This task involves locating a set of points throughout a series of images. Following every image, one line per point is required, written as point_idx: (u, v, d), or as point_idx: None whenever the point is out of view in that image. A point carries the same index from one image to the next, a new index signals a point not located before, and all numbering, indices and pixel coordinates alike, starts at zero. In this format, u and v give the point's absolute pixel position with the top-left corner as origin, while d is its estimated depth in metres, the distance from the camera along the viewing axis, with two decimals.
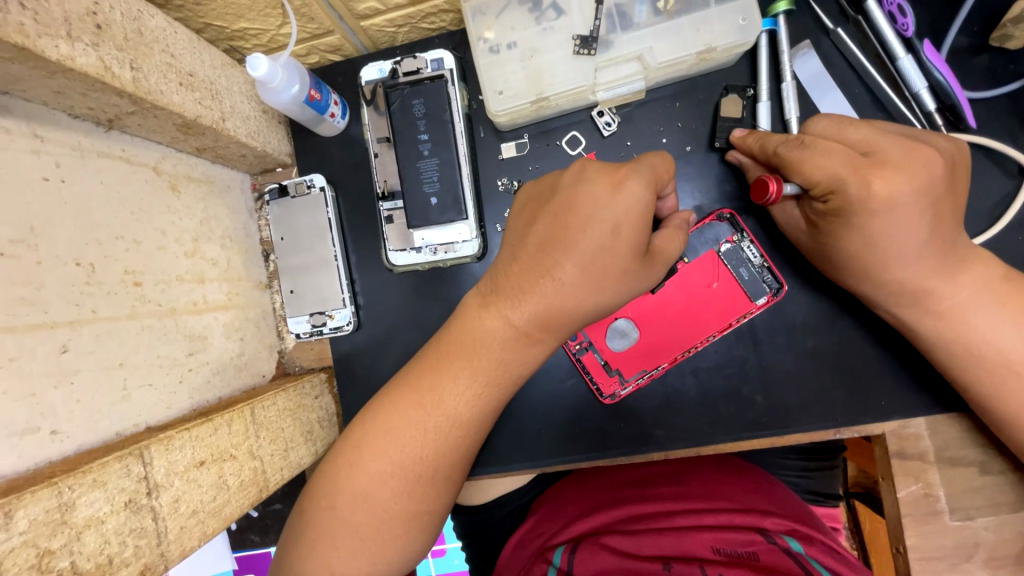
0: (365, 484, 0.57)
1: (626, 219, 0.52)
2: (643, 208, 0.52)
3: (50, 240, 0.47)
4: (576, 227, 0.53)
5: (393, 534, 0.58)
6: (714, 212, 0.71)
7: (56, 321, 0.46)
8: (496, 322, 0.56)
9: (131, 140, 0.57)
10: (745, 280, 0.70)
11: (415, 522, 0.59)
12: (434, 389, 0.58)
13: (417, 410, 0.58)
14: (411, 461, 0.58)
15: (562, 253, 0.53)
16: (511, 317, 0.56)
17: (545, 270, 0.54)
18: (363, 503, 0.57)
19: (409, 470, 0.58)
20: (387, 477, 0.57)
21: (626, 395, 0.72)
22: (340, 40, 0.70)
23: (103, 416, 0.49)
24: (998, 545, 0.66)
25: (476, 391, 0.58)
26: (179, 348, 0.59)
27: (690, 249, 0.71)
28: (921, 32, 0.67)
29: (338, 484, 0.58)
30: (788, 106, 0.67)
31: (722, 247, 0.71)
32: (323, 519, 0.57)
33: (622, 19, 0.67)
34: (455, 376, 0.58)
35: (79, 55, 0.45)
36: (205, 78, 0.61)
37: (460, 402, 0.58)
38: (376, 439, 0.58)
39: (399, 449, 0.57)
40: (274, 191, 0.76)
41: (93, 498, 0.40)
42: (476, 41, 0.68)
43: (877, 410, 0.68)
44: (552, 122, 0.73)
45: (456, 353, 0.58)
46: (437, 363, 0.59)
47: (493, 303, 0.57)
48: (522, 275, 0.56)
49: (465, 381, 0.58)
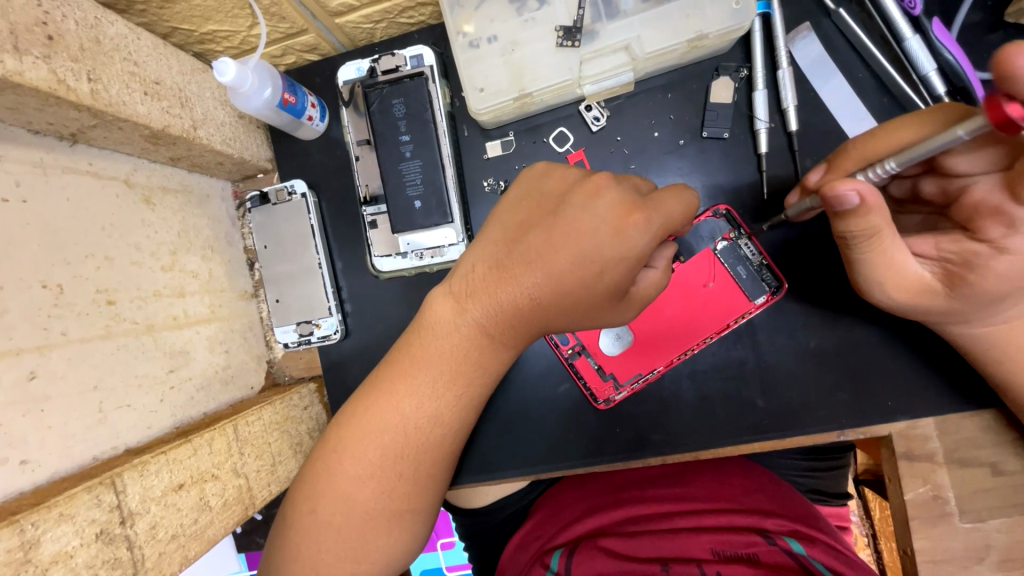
0: (343, 485, 0.56)
1: (615, 224, 0.50)
2: (635, 215, 0.49)
3: (14, 264, 0.45)
4: (564, 232, 0.51)
5: (374, 536, 0.56)
6: (710, 209, 0.68)
7: (22, 347, 0.45)
8: (484, 325, 0.54)
9: (98, 154, 0.56)
10: (743, 279, 0.67)
11: (398, 523, 0.57)
12: (412, 388, 0.56)
13: (399, 411, 0.56)
14: (391, 461, 0.56)
15: (540, 260, 0.51)
16: (496, 321, 0.54)
17: (532, 274, 0.51)
18: (345, 504, 0.56)
19: (391, 471, 0.56)
20: (366, 478, 0.56)
21: (620, 401, 0.70)
22: (314, 39, 0.67)
23: (78, 442, 0.48)
24: (1012, 547, 0.64)
25: (458, 388, 0.57)
26: (158, 366, 0.57)
27: (685, 248, 0.69)
28: (931, 9, 0.63)
29: (320, 487, 0.56)
30: (786, 94, 0.63)
31: (719, 245, 0.68)
32: (305, 523, 0.56)
33: (607, 7, 0.63)
34: (435, 376, 0.56)
35: (27, 69, 0.43)
36: (172, 86, 0.58)
37: (443, 401, 0.56)
38: (358, 439, 0.56)
39: (381, 449, 0.56)
40: (255, 199, 0.74)
41: (59, 533, 0.40)
42: (455, 35, 0.64)
43: (884, 411, 0.65)
44: (538, 118, 0.70)
45: (433, 354, 0.56)
46: (416, 361, 0.56)
47: (470, 300, 0.54)
48: (500, 275, 0.53)
49: (447, 380, 0.56)
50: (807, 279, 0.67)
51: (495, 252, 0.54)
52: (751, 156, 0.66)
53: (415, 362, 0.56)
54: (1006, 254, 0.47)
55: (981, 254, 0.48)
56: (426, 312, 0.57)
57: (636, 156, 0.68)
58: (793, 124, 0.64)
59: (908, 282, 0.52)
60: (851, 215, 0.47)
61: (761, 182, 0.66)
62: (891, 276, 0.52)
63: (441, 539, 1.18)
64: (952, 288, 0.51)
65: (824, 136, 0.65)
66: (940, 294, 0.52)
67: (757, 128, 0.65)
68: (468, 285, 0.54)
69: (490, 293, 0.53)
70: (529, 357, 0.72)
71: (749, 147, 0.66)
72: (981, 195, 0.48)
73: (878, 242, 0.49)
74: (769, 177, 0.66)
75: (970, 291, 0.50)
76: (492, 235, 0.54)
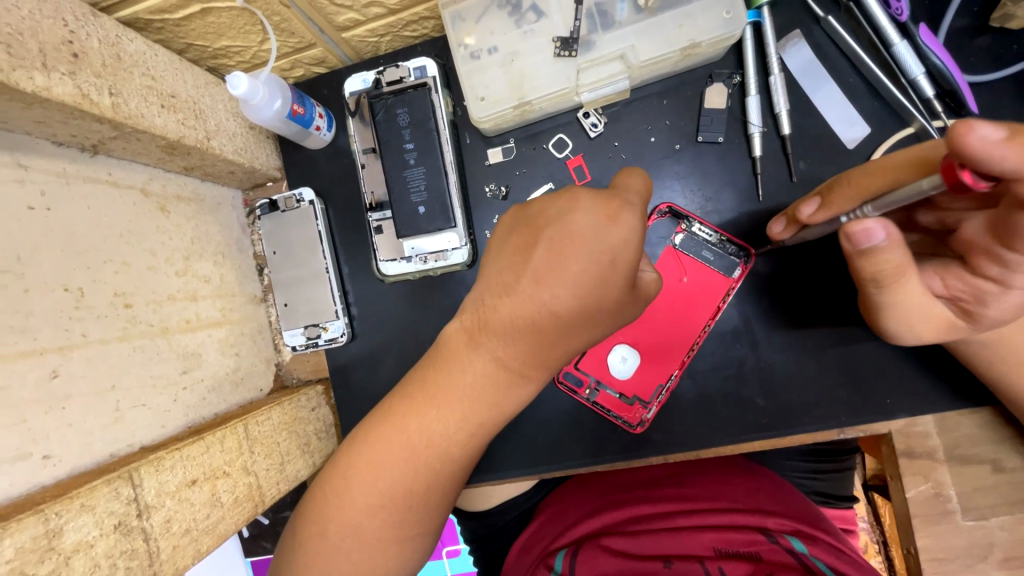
0: (352, 515, 0.57)
1: (607, 216, 0.50)
2: (618, 203, 0.51)
3: (37, 269, 0.48)
4: (570, 255, 0.51)
5: (380, 555, 0.58)
6: (653, 212, 0.70)
7: (45, 347, 0.47)
8: (491, 351, 0.55)
9: (117, 164, 0.58)
10: (712, 261, 0.69)
11: (402, 542, 0.59)
12: (418, 426, 0.57)
13: (407, 442, 0.57)
14: (400, 489, 0.57)
15: (545, 288, 0.51)
16: (500, 345, 0.55)
17: (536, 303, 0.52)
18: (353, 528, 0.57)
19: (397, 497, 0.57)
20: (374, 505, 0.57)
21: (653, 418, 0.70)
22: (322, 53, 0.70)
23: (96, 439, 0.49)
24: (1015, 545, 0.64)
25: (461, 415, 0.57)
26: (172, 367, 0.59)
27: (650, 253, 0.71)
28: (918, 14, 0.65)
29: (330, 511, 0.58)
30: (779, 99, 0.65)
31: (679, 238, 0.70)
32: (314, 546, 0.58)
33: (603, 18, 0.65)
34: (443, 404, 0.57)
35: (55, 84, 0.46)
36: (187, 99, 0.61)
37: (452, 438, 0.57)
38: (366, 466, 0.58)
39: (392, 484, 0.57)
40: (265, 207, 0.76)
41: (81, 523, 0.41)
42: (457, 47, 0.67)
43: (883, 409, 0.66)
44: (538, 125, 0.72)
45: (441, 390, 0.57)
46: (426, 393, 0.57)
47: (478, 334, 0.55)
48: (504, 305, 0.53)
49: (459, 420, 0.57)
50: (805, 290, 0.68)
51: (501, 283, 0.54)
52: (746, 160, 0.68)
53: (420, 395, 0.58)
54: (1014, 290, 0.47)
55: (990, 291, 0.48)
56: (441, 344, 0.58)
57: (633, 161, 0.70)
58: (786, 128, 0.66)
59: (931, 320, 0.52)
60: (871, 253, 0.47)
61: (757, 184, 0.68)
62: (917, 316, 0.52)
63: (447, 546, 1.19)
64: (970, 319, 0.52)
65: (816, 140, 0.66)
66: (960, 324, 0.53)
67: (751, 132, 0.67)
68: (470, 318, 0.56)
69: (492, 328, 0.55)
70: None
71: (744, 151, 0.68)
72: (972, 232, 0.47)
73: (901, 283, 0.49)
74: (764, 180, 0.68)
75: (987, 321, 0.51)
76: (493, 261, 0.55)
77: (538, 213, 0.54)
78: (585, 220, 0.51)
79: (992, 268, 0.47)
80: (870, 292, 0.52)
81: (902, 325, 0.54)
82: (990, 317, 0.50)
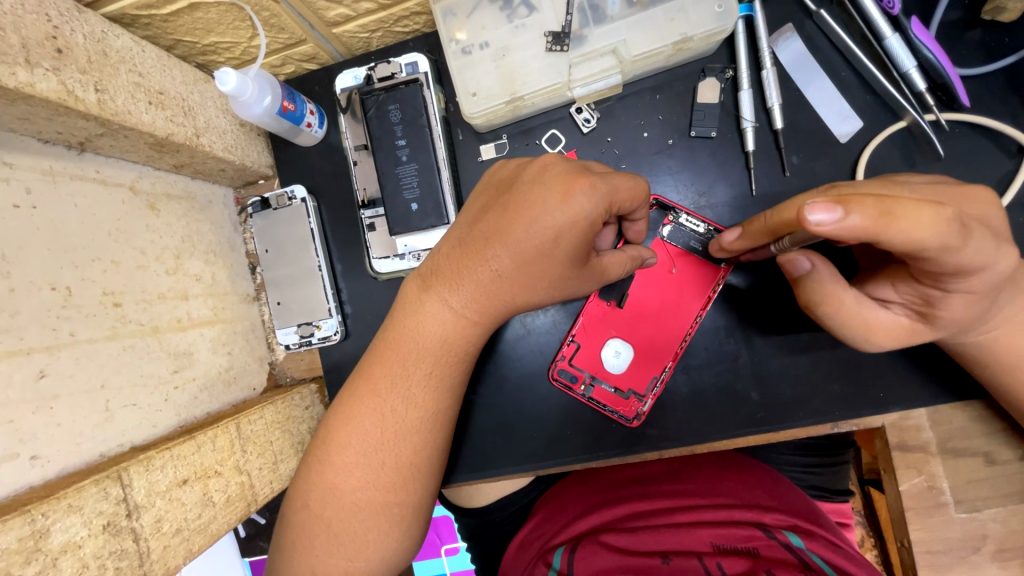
0: (334, 502, 0.57)
1: (562, 192, 0.51)
2: (578, 182, 0.51)
3: (23, 267, 0.47)
4: (520, 213, 0.53)
5: (369, 539, 0.58)
6: None
7: (32, 346, 0.46)
8: (450, 307, 0.58)
9: (105, 161, 0.58)
10: (699, 251, 0.69)
11: (387, 519, 0.58)
12: (394, 406, 0.58)
13: (377, 411, 0.58)
14: (369, 479, 0.58)
15: (496, 244, 0.54)
16: (464, 302, 0.57)
17: (491, 255, 0.55)
18: (332, 497, 0.57)
19: (382, 483, 0.58)
20: (363, 501, 0.57)
21: (648, 411, 0.70)
22: (313, 49, 0.69)
23: (85, 439, 0.49)
24: (1008, 536, 0.64)
25: (425, 371, 0.59)
26: (163, 366, 0.59)
27: None
28: (909, 8, 0.64)
29: (309, 481, 0.59)
30: (771, 93, 0.65)
31: (664, 229, 0.70)
32: (302, 531, 0.58)
33: (594, 13, 0.65)
34: (411, 366, 0.59)
35: (38, 81, 0.45)
36: (176, 96, 0.61)
37: (424, 413, 0.59)
38: (342, 433, 0.59)
39: (361, 462, 0.58)
40: (256, 204, 0.76)
41: (69, 523, 0.42)
42: (449, 43, 0.67)
43: (876, 402, 0.66)
44: (531, 121, 0.72)
45: (411, 369, 0.59)
46: (412, 382, 0.59)
47: (434, 286, 0.58)
48: (463, 260, 0.56)
49: (421, 387, 0.59)
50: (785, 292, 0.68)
51: (458, 240, 0.58)
52: (739, 154, 0.68)
53: (394, 378, 0.59)
54: (956, 294, 0.48)
55: (936, 296, 0.49)
56: (398, 303, 0.61)
57: (627, 156, 0.70)
58: (778, 122, 0.66)
59: (886, 326, 0.54)
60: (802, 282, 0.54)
61: (753, 179, 0.67)
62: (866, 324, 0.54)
63: (446, 545, 1.19)
64: (930, 322, 0.52)
65: (809, 134, 0.67)
66: (920, 326, 0.53)
67: (744, 128, 0.66)
68: (445, 297, 0.58)
69: (481, 312, 0.58)
70: (525, 356, 0.73)
71: (737, 145, 0.68)
72: None
73: (838, 303, 0.53)
74: (757, 175, 0.68)
75: (945, 321, 0.51)
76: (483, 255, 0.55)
77: (502, 177, 0.57)
78: (535, 189, 0.53)
79: (929, 280, 0.48)
80: (817, 317, 0.56)
81: (865, 337, 0.55)
82: (947, 318, 0.51)
